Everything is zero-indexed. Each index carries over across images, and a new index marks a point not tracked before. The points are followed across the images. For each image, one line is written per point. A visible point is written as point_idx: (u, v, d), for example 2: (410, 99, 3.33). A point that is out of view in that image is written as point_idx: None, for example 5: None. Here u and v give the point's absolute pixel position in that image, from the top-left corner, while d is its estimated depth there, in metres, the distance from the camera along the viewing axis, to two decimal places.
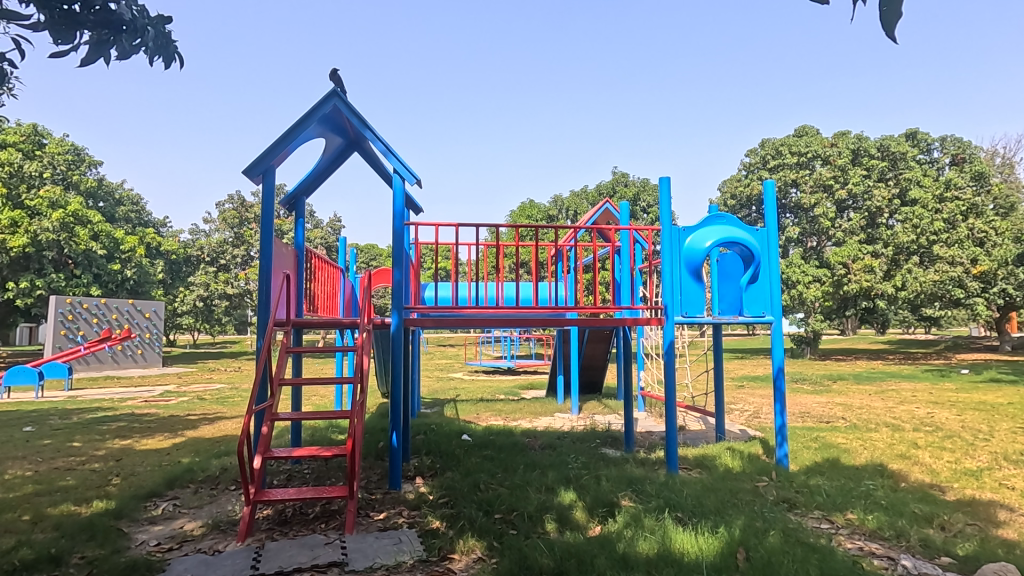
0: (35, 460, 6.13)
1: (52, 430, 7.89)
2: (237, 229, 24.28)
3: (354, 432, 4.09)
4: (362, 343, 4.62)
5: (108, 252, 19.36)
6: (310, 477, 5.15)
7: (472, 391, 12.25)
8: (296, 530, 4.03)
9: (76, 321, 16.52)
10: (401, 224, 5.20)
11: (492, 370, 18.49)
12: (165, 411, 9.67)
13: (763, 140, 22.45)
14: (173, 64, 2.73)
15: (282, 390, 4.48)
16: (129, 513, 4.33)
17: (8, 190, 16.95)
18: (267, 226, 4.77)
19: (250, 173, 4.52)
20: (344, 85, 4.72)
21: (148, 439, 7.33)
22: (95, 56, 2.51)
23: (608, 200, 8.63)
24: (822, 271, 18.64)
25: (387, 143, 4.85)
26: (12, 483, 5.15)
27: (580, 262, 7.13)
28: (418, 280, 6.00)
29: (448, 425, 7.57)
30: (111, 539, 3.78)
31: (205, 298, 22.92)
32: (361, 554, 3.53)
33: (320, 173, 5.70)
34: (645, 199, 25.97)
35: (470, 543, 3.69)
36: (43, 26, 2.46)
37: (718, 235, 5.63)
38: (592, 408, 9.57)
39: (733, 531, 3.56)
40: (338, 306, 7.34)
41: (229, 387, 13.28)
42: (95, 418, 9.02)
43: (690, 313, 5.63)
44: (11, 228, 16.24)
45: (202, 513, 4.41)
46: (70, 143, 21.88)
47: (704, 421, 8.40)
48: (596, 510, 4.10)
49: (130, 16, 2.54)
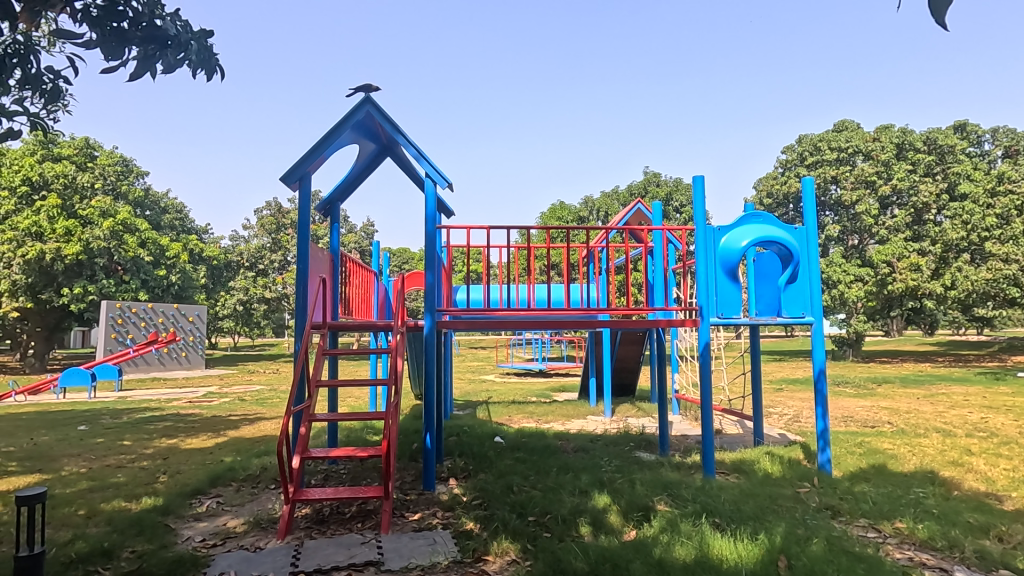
0: (89, 457, 6.43)
1: (104, 429, 8.24)
2: (274, 235, 24.91)
3: (389, 433, 4.15)
4: (396, 345, 4.67)
5: (155, 258, 20.26)
6: (346, 478, 5.26)
7: (504, 394, 12.25)
8: (333, 529, 4.10)
9: (126, 324, 17.36)
10: (432, 228, 5.25)
11: (524, 373, 18.54)
12: (208, 412, 10.02)
13: (800, 137, 21.84)
14: (214, 76, 2.90)
15: (320, 391, 4.54)
16: (176, 509, 4.49)
17: (63, 201, 17.85)
18: (303, 231, 4.89)
19: (287, 179, 4.68)
20: (376, 93, 4.80)
21: (192, 438, 7.59)
22: (143, 70, 2.65)
23: (641, 200, 8.53)
24: (865, 271, 18.05)
25: (418, 148, 4.91)
26: (68, 479, 5.41)
27: (613, 263, 6.93)
28: (450, 282, 6.06)
29: (481, 427, 7.59)
30: (159, 534, 3.93)
31: (245, 302, 23.78)
32: (397, 553, 3.57)
33: (354, 179, 5.82)
34: (678, 199, 25.65)
35: (504, 545, 3.68)
36: (94, 43, 2.62)
37: (755, 234, 5.49)
38: (625, 411, 9.46)
39: (773, 539, 3.46)
40: (371, 308, 7.42)
41: (268, 389, 13.65)
42: (142, 417, 9.40)
43: (726, 314, 5.50)
44: (66, 237, 17.06)
45: (244, 511, 4.53)
46: (119, 156, 22.84)
47: (741, 424, 8.21)
48: (630, 515, 4.05)
49: (174, 31, 2.71)
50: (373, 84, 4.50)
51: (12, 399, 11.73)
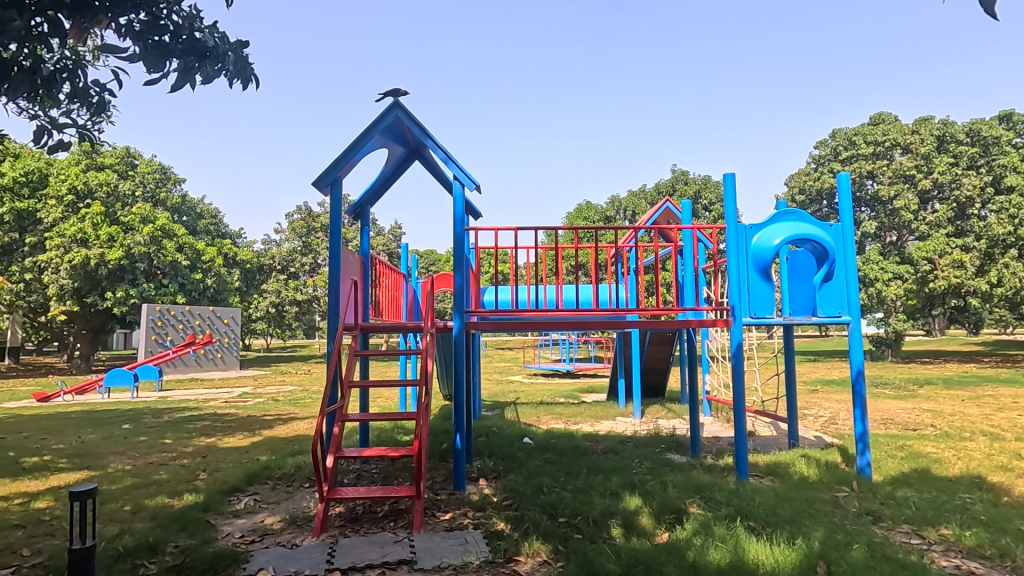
0: (133, 455, 6.68)
1: (146, 428, 8.55)
2: (305, 238, 25.42)
3: (421, 433, 4.20)
4: (426, 346, 4.72)
5: (192, 262, 20.93)
6: (378, 477, 5.33)
7: (532, 395, 12.27)
8: (366, 528, 4.16)
9: (165, 327, 17.97)
10: (460, 230, 5.29)
11: (551, 374, 18.50)
12: (244, 412, 10.29)
13: (834, 131, 21.29)
14: (250, 85, 3.00)
15: (352, 392, 4.62)
16: (216, 506, 4.63)
17: (107, 208, 18.60)
18: (335, 235, 5.00)
19: (319, 184, 4.78)
20: (405, 97, 4.87)
21: (229, 438, 7.81)
22: (183, 81, 2.76)
23: (669, 198, 8.45)
24: (904, 268, 17.47)
25: (446, 150, 4.95)
26: (114, 476, 5.64)
27: (642, 263, 6.85)
28: (478, 284, 6.10)
29: (510, 428, 7.61)
30: (201, 530, 4.06)
31: (278, 304, 24.35)
32: (429, 553, 3.61)
33: (383, 182, 5.90)
34: (707, 197, 25.26)
35: (535, 545, 3.67)
36: (138, 56, 2.73)
37: (789, 231, 5.36)
38: (655, 413, 9.35)
39: (811, 543, 3.38)
40: (400, 310, 7.51)
41: (301, 390, 13.96)
42: (182, 417, 9.72)
43: (759, 314, 5.40)
44: (109, 243, 17.75)
45: (280, 509, 4.65)
46: (158, 164, 23.68)
47: (775, 426, 8.02)
48: (662, 517, 4.01)
49: (213, 44, 2.81)
50: (401, 88, 4.57)
51: (61, 398, 12.25)
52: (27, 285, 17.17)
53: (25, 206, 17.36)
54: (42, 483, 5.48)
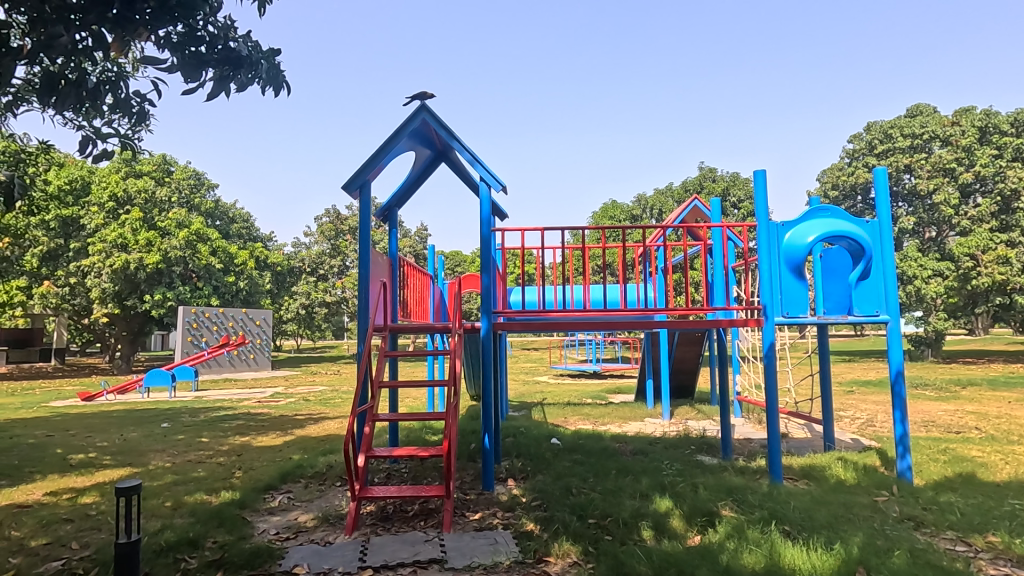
0: (172, 453, 6.90)
1: (184, 427, 8.82)
2: (333, 241, 25.86)
3: (450, 433, 4.23)
4: (454, 347, 4.76)
5: (225, 266, 21.51)
6: (407, 477, 5.40)
7: (558, 395, 12.23)
8: (397, 527, 4.21)
9: (200, 328, 18.50)
10: (487, 231, 5.31)
11: (578, 374, 18.42)
12: (276, 411, 10.51)
13: (868, 124, 20.69)
14: (281, 92, 3.07)
15: (382, 392, 4.68)
16: (251, 503, 4.75)
17: (145, 214, 19.26)
18: (364, 237, 5.07)
19: (348, 187, 4.87)
20: (432, 100, 4.91)
21: (262, 436, 8.00)
22: (218, 90, 2.84)
23: (698, 196, 8.34)
24: (945, 265, 16.85)
25: (473, 152, 4.98)
26: (155, 473, 5.83)
27: (671, 262, 6.77)
28: (505, 284, 6.11)
29: (537, 428, 7.61)
30: (237, 527, 4.17)
31: (307, 306, 24.84)
32: (459, 553, 3.63)
33: (410, 185, 5.97)
34: (735, 194, 24.82)
35: (565, 546, 3.66)
36: (176, 67, 2.82)
37: (823, 229, 5.22)
38: (684, 414, 9.23)
39: (850, 549, 3.29)
40: (427, 311, 7.57)
41: (331, 390, 14.21)
42: (217, 416, 9.99)
43: (792, 313, 5.26)
44: (147, 248, 18.37)
45: (313, 507, 4.74)
46: (193, 170, 24.40)
47: (809, 428, 7.83)
48: (694, 519, 3.95)
49: (246, 53, 2.89)
50: (428, 91, 4.61)
51: (103, 398, 12.71)
52: (71, 289, 17.85)
53: (69, 212, 18.07)
54: (88, 479, 5.70)
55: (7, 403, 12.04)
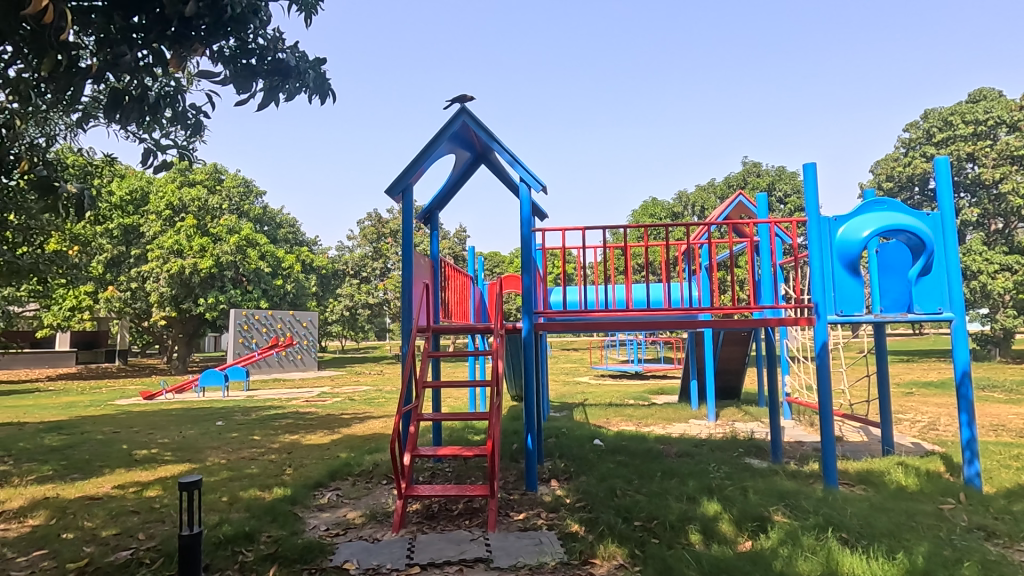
0: (227, 450, 7.20)
1: (238, 425, 9.19)
2: (375, 244, 26.42)
3: (494, 433, 4.25)
4: (497, 348, 4.78)
5: (274, 269, 22.30)
6: (451, 476, 5.47)
7: (600, 396, 12.10)
8: (443, 525, 4.26)
9: (251, 330, 19.24)
10: (528, 231, 5.31)
11: (619, 374, 18.21)
12: (323, 410, 10.81)
13: (926, 111, 19.67)
14: (328, 100, 3.15)
15: (426, 392, 4.75)
16: (303, 500, 4.91)
17: (198, 221, 20.14)
18: (407, 240, 5.16)
19: (391, 192, 4.97)
20: (471, 103, 4.95)
21: (311, 435, 8.25)
22: (269, 100, 2.95)
23: (743, 192, 8.12)
24: (1013, 259, 15.83)
25: (513, 153, 4.99)
26: (212, 469, 6.10)
27: (715, 260, 6.60)
28: (546, 285, 6.10)
29: (579, 429, 7.56)
30: (290, 522, 4.31)
31: (351, 307, 25.45)
32: (505, 552, 3.65)
33: (451, 188, 6.04)
34: (782, 188, 24.02)
35: (611, 549, 3.61)
36: (229, 80, 2.94)
37: (879, 223, 4.99)
38: (731, 415, 8.99)
39: (913, 559, 3.13)
40: (468, 312, 7.63)
41: (374, 389, 14.52)
42: (268, 414, 10.37)
43: (846, 312, 5.07)
44: (200, 253, 19.21)
45: (361, 504, 4.85)
46: (242, 178, 25.39)
47: (865, 432, 7.49)
48: (744, 524, 3.84)
49: (295, 63, 2.99)
50: (468, 94, 4.65)
51: (163, 396, 13.37)
52: (133, 294, 18.84)
53: (130, 221, 19.10)
54: (152, 473, 6.01)
55: (77, 402, 12.81)
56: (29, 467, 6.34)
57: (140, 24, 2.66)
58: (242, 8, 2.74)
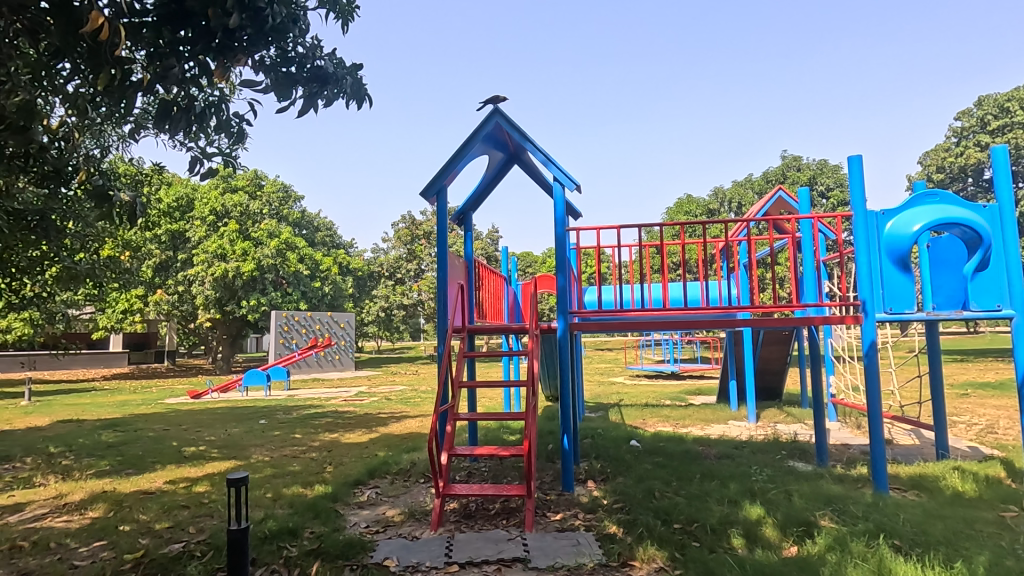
0: (270, 447, 7.42)
1: (280, 423, 9.46)
2: (409, 245, 26.80)
3: (530, 433, 4.25)
4: (532, 348, 4.77)
5: (312, 272, 22.86)
6: (488, 475, 5.49)
7: (635, 397, 11.96)
8: (480, 524, 4.28)
9: (291, 331, 19.77)
10: (562, 231, 5.29)
11: (655, 374, 17.97)
12: (360, 409, 11.02)
13: (980, 98, 18.78)
14: (364, 105, 3.21)
15: (462, 392, 4.78)
16: (343, 497, 5.01)
17: (241, 226, 20.82)
18: (442, 241, 5.21)
19: (425, 194, 5.03)
20: (504, 104, 4.97)
21: (349, 434, 8.43)
22: (308, 106, 3.02)
23: (783, 187, 7.88)
24: None
25: (546, 153, 4.98)
26: (257, 466, 6.30)
27: (754, 258, 6.42)
28: (580, 284, 6.06)
29: (615, 430, 7.48)
30: (331, 519, 4.41)
31: (387, 308, 25.89)
32: (542, 552, 3.64)
33: (484, 189, 6.07)
34: (824, 181, 23.27)
35: (651, 551, 3.56)
36: (270, 88, 3.03)
37: (931, 216, 4.77)
38: (772, 417, 8.75)
39: (974, 569, 2.98)
40: (502, 312, 7.65)
41: (410, 389, 14.71)
42: (308, 413, 10.64)
43: (896, 310, 4.87)
44: (243, 256, 19.86)
45: (399, 502, 4.93)
46: (281, 183, 26.12)
47: (916, 435, 7.18)
48: (789, 529, 3.73)
49: (333, 70, 3.05)
50: (501, 95, 4.67)
51: (208, 395, 13.86)
52: (180, 296, 19.62)
53: (177, 227, 19.91)
54: (200, 470, 6.25)
55: (130, 400, 13.41)
56: (88, 462, 6.67)
57: (186, 37, 2.76)
58: (282, 17, 2.82)
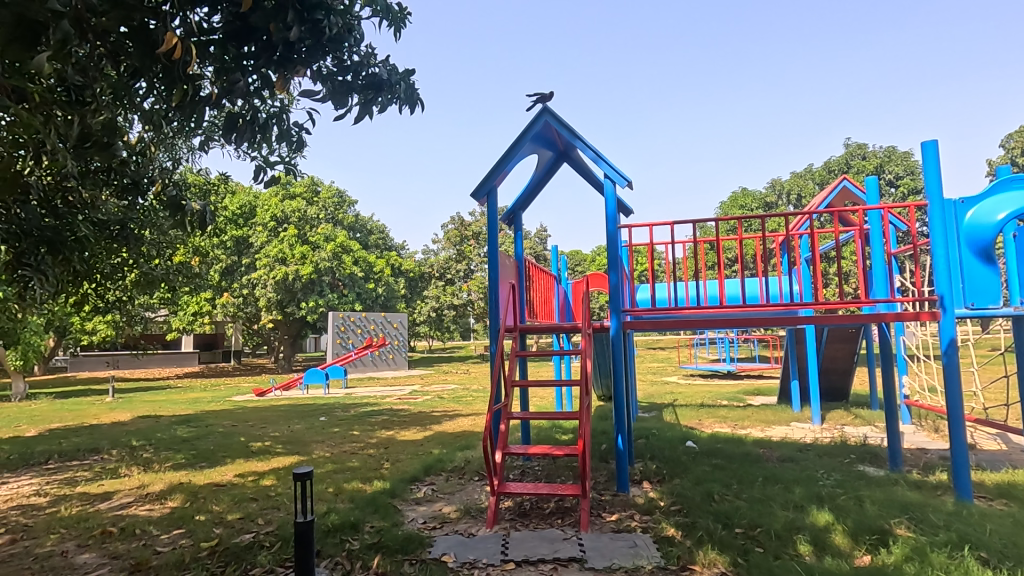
0: (331, 443, 7.70)
1: (338, 420, 9.80)
2: (459, 246, 27.19)
3: (584, 433, 4.22)
4: (584, 347, 4.73)
5: (366, 274, 23.53)
6: (541, 474, 5.49)
7: (690, 397, 11.66)
8: (535, 523, 4.29)
9: (347, 331, 20.43)
10: (613, 228, 5.22)
11: (710, 374, 17.47)
12: (414, 408, 11.26)
13: None
14: (416, 109, 3.28)
15: (515, 392, 4.79)
16: (401, 493, 5.14)
17: (299, 230, 21.68)
18: (493, 241, 5.24)
19: (476, 195, 5.08)
20: (553, 102, 4.95)
21: (405, 431, 8.63)
22: (364, 113, 3.12)
23: (848, 176, 7.48)
24: None
25: (596, 150, 4.93)
26: (319, 461, 6.55)
27: (817, 252, 6.13)
28: (632, 282, 5.96)
29: (671, 430, 7.32)
30: (390, 514, 4.52)
31: (437, 308, 26.34)
32: (599, 553, 3.61)
33: (534, 188, 6.07)
34: (892, 169, 22.00)
35: (712, 556, 3.46)
36: (327, 96, 3.13)
37: (1018, 204, 4.41)
38: (839, 418, 8.32)
39: None
40: (552, 311, 7.63)
41: (462, 388, 14.90)
42: (365, 411, 10.97)
43: (978, 305, 4.53)
44: (301, 260, 20.70)
45: (455, 499, 5.00)
46: (336, 189, 27.02)
47: (1003, 439, 6.66)
48: (861, 537, 3.54)
49: (387, 77, 3.13)
50: (549, 93, 4.65)
51: (272, 393, 14.54)
52: (244, 299, 20.63)
53: (241, 233, 20.96)
54: (266, 464, 6.56)
55: (201, 397, 14.21)
56: (166, 455, 7.12)
57: (250, 52, 2.91)
58: (339, 28, 2.93)
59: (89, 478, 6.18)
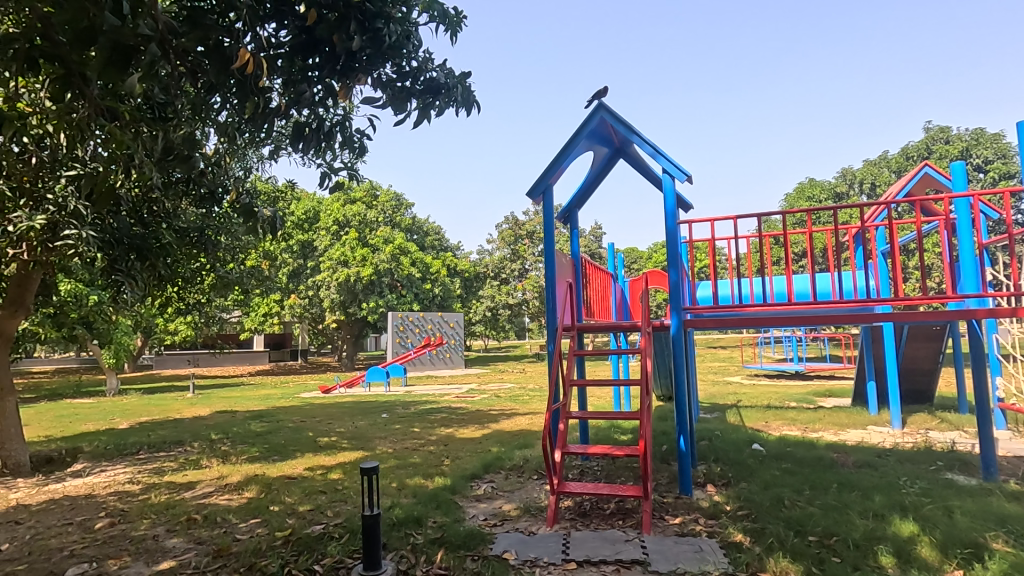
0: (393, 440, 7.93)
1: (399, 418, 10.07)
2: (513, 245, 27.34)
3: (645, 433, 4.13)
4: (644, 346, 4.64)
5: (424, 274, 24.06)
6: (601, 475, 5.43)
7: (755, 397, 11.21)
8: (596, 523, 4.24)
9: (406, 331, 20.96)
10: (673, 224, 5.09)
11: (776, 374, 16.73)
12: (472, 406, 11.40)
13: None
14: (473, 111, 3.32)
15: (573, 391, 4.75)
16: (461, 489, 5.22)
17: (360, 233, 22.43)
18: (549, 239, 5.23)
19: (532, 194, 5.09)
20: (608, 98, 4.87)
21: (463, 429, 8.77)
22: (423, 117, 3.18)
23: (929, 162, 6.97)
24: None
25: (654, 145, 4.81)
26: (382, 457, 6.76)
27: (896, 243, 5.73)
28: (693, 279, 5.79)
29: (736, 432, 7.07)
30: (452, 510, 4.60)
31: (493, 308, 26.59)
32: (663, 556, 3.53)
33: (590, 185, 6.01)
34: (980, 153, 20.29)
35: (783, 564, 3.31)
36: (388, 102, 3.22)
37: None
38: (922, 423, 7.76)
39: None
40: (610, 309, 7.53)
41: (518, 387, 14.98)
42: (424, 409, 11.22)
43: None
44: (362, 262, 21.44)
45: (514, 497, 5.03)
46: (394, 192, 27.77)
47: None
48: (952, 551, 3.29)
49: (444, 81, 3.19)
50: (604, 89, 4.59)
51: (336, 390, 15.12)
52: (310, 300, 21.57)
53: (306, 237, 21.93)
54: (334, 459, 6.83)
55: (272, 394, 14.99)
56: (242, 448, 7.56)
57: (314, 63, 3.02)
58: (397, 35, 2.99)
59: (175, 468, 6.65)
